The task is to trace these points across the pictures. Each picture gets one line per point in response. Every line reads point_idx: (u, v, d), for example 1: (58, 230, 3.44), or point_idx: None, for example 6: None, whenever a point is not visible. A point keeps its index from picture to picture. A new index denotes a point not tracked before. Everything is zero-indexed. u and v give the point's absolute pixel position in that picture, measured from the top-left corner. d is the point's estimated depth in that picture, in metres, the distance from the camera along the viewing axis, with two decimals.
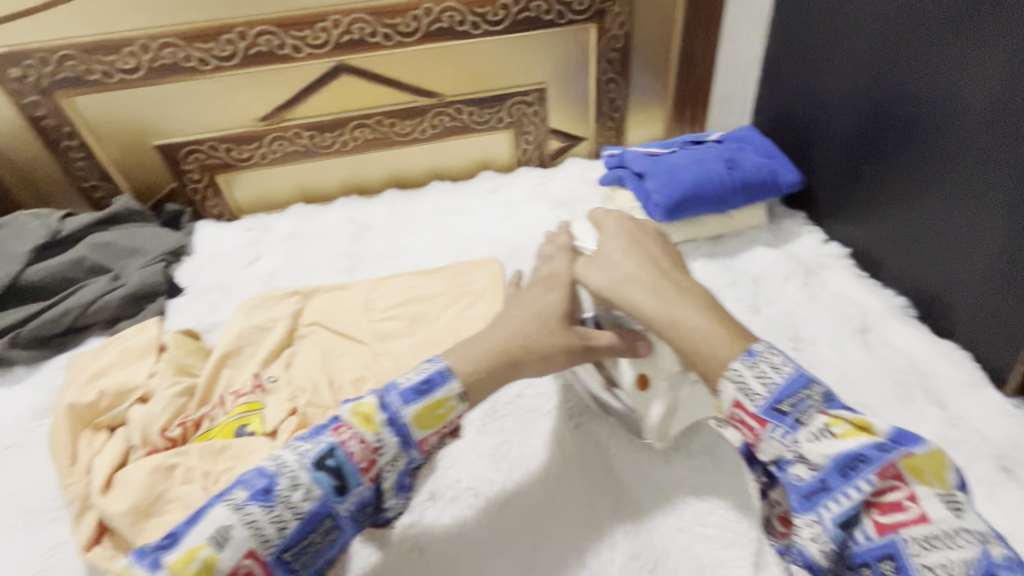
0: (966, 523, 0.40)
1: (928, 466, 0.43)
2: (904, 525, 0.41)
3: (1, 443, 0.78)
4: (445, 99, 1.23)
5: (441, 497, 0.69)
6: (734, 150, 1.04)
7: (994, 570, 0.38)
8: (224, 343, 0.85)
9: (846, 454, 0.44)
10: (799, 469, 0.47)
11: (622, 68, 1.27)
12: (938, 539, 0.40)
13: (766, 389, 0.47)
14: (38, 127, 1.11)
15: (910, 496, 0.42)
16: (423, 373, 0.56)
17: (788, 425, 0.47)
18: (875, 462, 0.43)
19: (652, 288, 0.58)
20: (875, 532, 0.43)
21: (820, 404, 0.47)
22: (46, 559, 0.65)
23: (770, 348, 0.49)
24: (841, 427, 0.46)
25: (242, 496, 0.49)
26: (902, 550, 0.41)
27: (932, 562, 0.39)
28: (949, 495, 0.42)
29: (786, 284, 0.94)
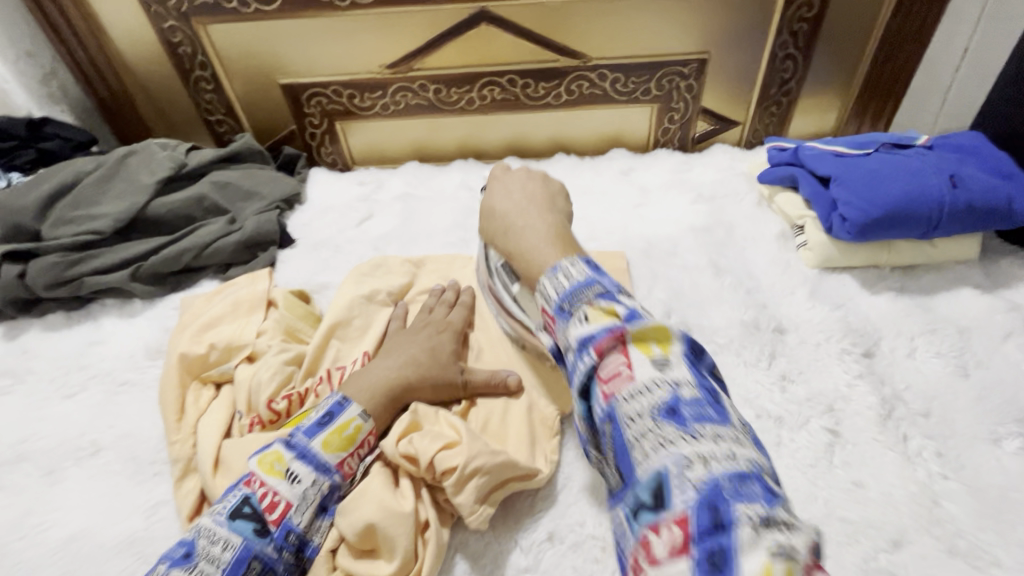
0: (667, 377, 0.40)
1: (652, 337, 0.43)
2: (620, 387, 0.41)
3: (116, 378, 0.77)
4: (589, 61, 1.08)
5: (561, 541, 0.58)
6: (957, 161, 0.83)
7: (677, 406, 0.38)
8: (334, 311, 0.78)
9: (585, 334, 0.43)
10: (567, 358, 0.46)
11: (806, 43, 1.06)
12: (639, 392, 0.40)
13: (556, 292, 0.49)
14: (173, 53, 1.09)
15: (627, 362, 0.41)
16: (323, 408, 0.60)
17: (563, 320, 0.47)
18: (599, 338, 0.43)
19: (505, 234, 0.62)
20: (602, 399, 0.41)
21: (590, 298, 0.46)
22: (149, 516, 0.62)
23: (575, 262, 0.51)
24: (596, 312, 0.45)
25: (161, 570, 0.48)
26: (616, 411, 0.40)
27: (632, 414, 0.39)
28: (662, 358, 0.41)
29: (1006, 344, 0.74)
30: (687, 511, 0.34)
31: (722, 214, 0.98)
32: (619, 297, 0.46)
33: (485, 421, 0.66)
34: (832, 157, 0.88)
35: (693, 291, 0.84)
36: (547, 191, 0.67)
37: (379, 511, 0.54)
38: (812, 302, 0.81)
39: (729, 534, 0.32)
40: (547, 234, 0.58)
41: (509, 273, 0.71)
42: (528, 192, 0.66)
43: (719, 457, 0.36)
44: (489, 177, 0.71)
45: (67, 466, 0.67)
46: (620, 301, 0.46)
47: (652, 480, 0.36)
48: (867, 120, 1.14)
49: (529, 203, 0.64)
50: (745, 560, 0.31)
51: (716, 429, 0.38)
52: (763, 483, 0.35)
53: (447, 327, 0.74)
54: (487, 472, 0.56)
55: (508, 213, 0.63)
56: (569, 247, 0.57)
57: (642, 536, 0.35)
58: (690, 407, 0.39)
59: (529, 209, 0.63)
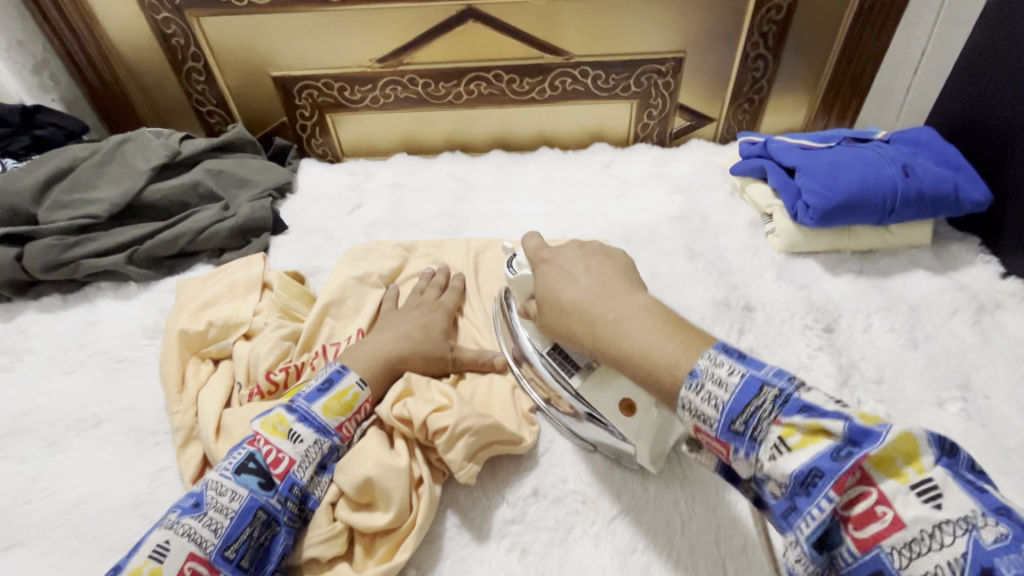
0: (949, 514, 0.35)
1: (896, 456, 0.37)
2: (883, 533, 0.36)
3: (114, 356, 0.79)
4: (572, 58, 1.13)
5: (545, 496, 0.62)
6: (910, 152, 0.89)
7: (986, 560, 0.33)
8: (328, 291, 0.81)
9: (802, 469, 0.38)
10: (772, 490, 0.41)
11: (775, 44, 1.12)
12: (916, 541, 0.35)
13: (715, 410, 0.43)
14: (166, 44, 1.11)
15: (881, 499, 0.37)
16: (322, 375, 0.64)
17: (747, 444, 0.42)
18: (832, 477, 0.37)
19: (591, 330, 0.53)
20: (858, 547, 0.37)
21: (773, 415, 0.41)
22: (151, 482, 0.65)
23: (714, 359, 0.44)
24: (795, 437, 0.40)
25: (174, 517, 0.52)
26: (890, 565, 0.35)
27: (924, 574, 0.34)
28: (923, 484, 0.36)
29: (952, 319, 0.81)
30: None
31: (697, 204, 1.03)
32: (804, 400, 0.40)
33: (474, 390, 0.70)
34: (797, 150, 0.95)
35: (670, 274, 0.89)
36: (610, 265, 0.59)
37: (376, 466, 0.58)
38: (779, 283, 0.87)
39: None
40: (659, 330, 0.49)
41: (562, 363, 0.65)
42: (595, 272, 0.58)
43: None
44: (533, 259, 0.63)
45: (69, 437, 0.70)
46: (809, 406, 0.40)
47: None
48: (833, 118, 1.21)
49: (606, 286, 0.55)
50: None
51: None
52: None
53: (437, 307, 0.78)
54: (476, 433, 0.60)
55: (584, 305, 0.55)
56: (687, 334, 0.48)
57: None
58: (1005, 558, 0.32)
59: (613, 296, 0.54)
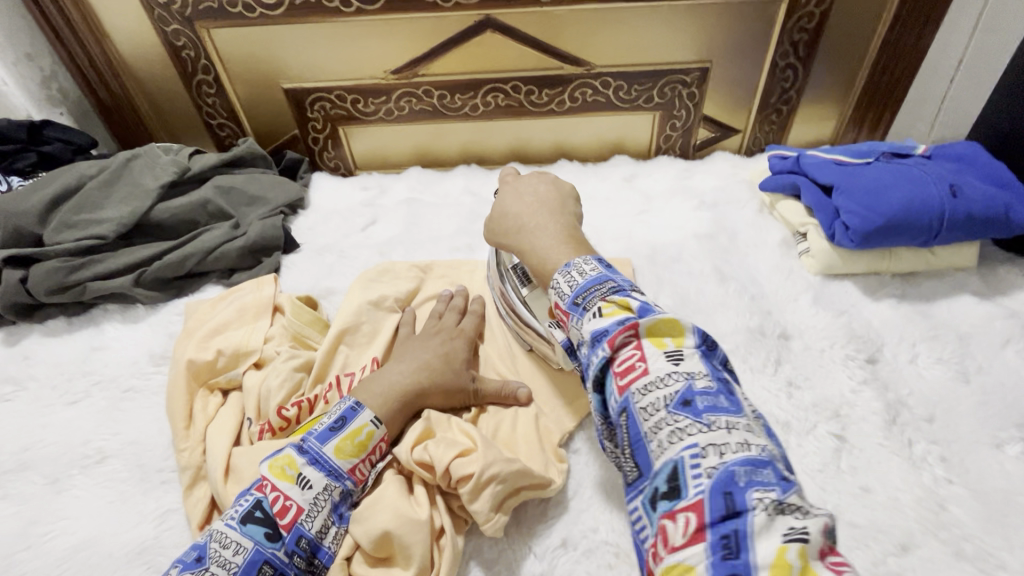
0: (681, 368, 0.41)
1: (665, 329, 0.44)
2: (633, 381, 0.42)
3: (120, 385, 0.76)
4: (593, 69, 1.09)
5: (575, 547, 0.58)
6: (956, 170, 0.85)
7: (692, 398, 0.40)
8: (342, 317, 0.78)
9: (598, 329, 0.46)
10: (582, 351, 0.48)
11: (806, 53, 1.07)
12: (653, 384, 0.41)
13: (570, 288, 0.51)
14: (176, 57, 1.08)
15: (641, 356, 0.43)
16: (336, 413, 0.60)
17: (580, 314, 0.49)
18: (611, 332, 0.44)
19: (518, 234, 0.65)
20: (617, 393, 0.43)
21: (604, 294, 0.48)
22: (156, 526, 0.62)
23: (587, 261, 0.54)
24: (609, 308, 0.46)
25: (173, 573, 0.48)
26: (629, 401, 0.42)
27: (648, 408, 0.41)
28: (675, 350, 0.43)
29: (1004, 350, 0.75)
30: (703, 499, 0.36)
31: (725, 221, 0.99)
32: (631, 292, 0.48)
33: (497, 427, 0.66)
34: (833, 166, 0.90)
35: (698, 298, 0.85)
36: (558, 194, 0.69)
37: (395, 518, 0.54)
38: (815, 308, 0.83)
39: (742, 519, 0.34)
40: (561, 232, 0.62)
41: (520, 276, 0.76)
42: (541, 195, 0.68)
43: (734, 446, 0.37)
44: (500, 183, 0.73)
45: (73, 474, 0.67)
46: (635, 296, 0.48)
47: (670, 468, 0.38)
48: (865, 129, 1.16)
49: (544, 206, 0.66)
50: (758, 542, 0.33)
51: (730, 419, 0.39)
52: (777, 470, 0.37)
53: (458, 334, 0.74)
54: (503, 480, 0.56)
55: (520, 217, 0.66)
56: (579, 244, 0.60)
57: (661, 522, 0.37)
58: (704, 398, 0.40)
59: (544, 214, 0.65)
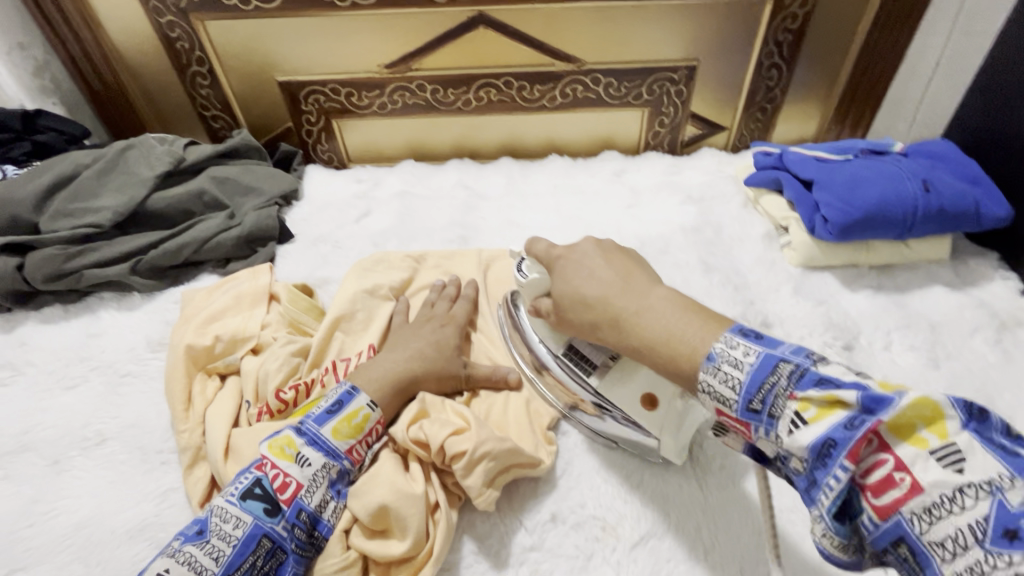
0: (970, 476, 0.37)
1: (914, 420, 0.39)
2: (902, 499, 0.38)
3: (117, 370, 0.77)
4: (583, 66, 1.11)
5: (564, 522, 0.61)
6: (929, 166, 0.88)
7: (1012, 520, 0.35)
8: (338, 305, 0.79)
9: (819, 441, 0.40)
10: (795, 464, 0.43)
11: (790, 53, 1.11)
12: (938, 507, 0.37)
13: (734, 391, 0.45)
14: (171, 48, 1.09)
15: (899, 466, 0.38)
16: (333, 396, 0.62)
17: (766, 422, 0.44)
18: (844, 444, 0.39)
19: (614, 326, 0.55)
20: (879, 514, 0.39)
21: (788, 390, 0.43)
22: (157, 504, 0.63)
23: (731, 342, 0.46)
24: (811, 409, 0.41)
25: (177, 544, 0.51)
26: (910, 531, 0.38)
27: (949, 539, 0.36)
28: (946, 449, 0.38)
29: (973, 337, 0.79)
30: None
31: (711, 215, 1.02)
32: (819, 373, 0.42)
33: (489, 410, 0.69)
34: (814, 162, 0.93)
35: (684, 288, 0.88)
36: (629, 260, 0.60)
37: (392, 492, 0.56)
38: (796, 298, 0.86)
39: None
40: (681, 315, 0.51)
41: (581, 363, 0.64)
42: (615, 268, 0.59)
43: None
44: (549, 255, 0.64)
45: (73, 455, 0.68)
46: (825, 379, 0.42)
47: None
48: (846, 127, 1.20)
49: (625, 277, 0.57)
50: None
51: None
52: None
53: (450, 321, 0.76)
54: (495, 458, 0.59)
55: (608, 299, 0.56)
56: (708, 314, 0.50)
57: None
58: None
59: (632, 287, 0.56)
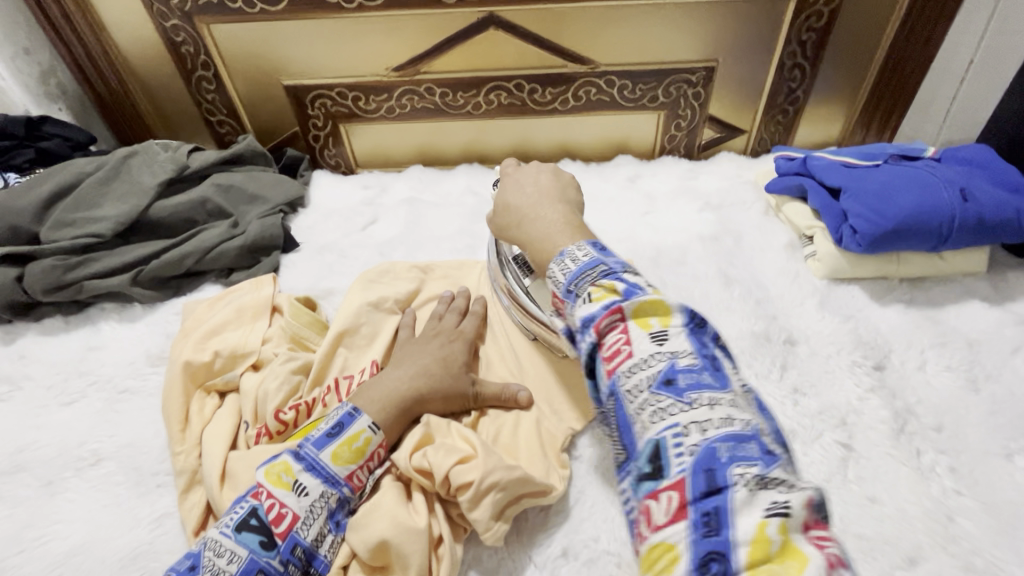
0: (665, 349, 0.42)
1: (651, 311, 0.44)
2: (621, 363, 0.43)
3: (116, 386, 0.75)
4: (597, 68, 1.07)
5: (575, 557, 0.57)
6: (967, 174, 0.83)
7: (674, 377, 0.41)
8: (341, 318, 0.77)
9: (588, 315, 0.45)
10: (572, 337, 0.48)
11: (815, 53, 1.06)
12: (638, 367, 0.42)
13: (563, 275, 0.49)
14: (176, 52, 1.07)
15: (626, 337, 0.43)
16: (334, 418, 0.59)
17: (569, 301, 0.48)
18: (599, 317, 0.44)
19: (518, 228, 0.61)
20: (606, 377, 0.43)
21: (595, 280, 0.47)
22: (151, 530, 0.61)
23: (581, 247, 0.52)
24: (598, 293, 0.46)
25: None
26: (619, 389, 0.42)
27: (634, 389, 0.41)
28: (661, 332, 0.43)
29: (1015, 358, 0.74)
30: (685, 477, 0.37)
31: (729, 223, 0.97)
32: (621, 274, 0.47)
33: (497, 432, 0.65)
34: (841, 168, 0.88)
35: (702, 301, 0.84)
36: (559, 185, 0.65)
37: (393, 526, 0.53)
38: (822, 313, 0.82)
39: (724, 496, 0.35)
40: (566, 224, 0.57)
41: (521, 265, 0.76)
42: (542, 187, 0.64)
43: (715, 422, 0.39)
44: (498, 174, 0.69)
45: (66, 477, 0.66)
46: (622, 278, 0.47)
47: (651, 447, 0.39)
48: (873, 131, 1.14)
49: (546, 195, 0.62)
50: (737, 519, 0.35)
51: (712, 395, 0.40)
52: (759, 444, 0.38)
53: (459, 336, 0.73)
54: (503, 488, 0.55)
55: (522, 208, 0.62)
56: (585, 234, 0.56)
57: (645, 497, 0.39)
58: (687, 377, 0.41)
59: (545, 202, 0.61)
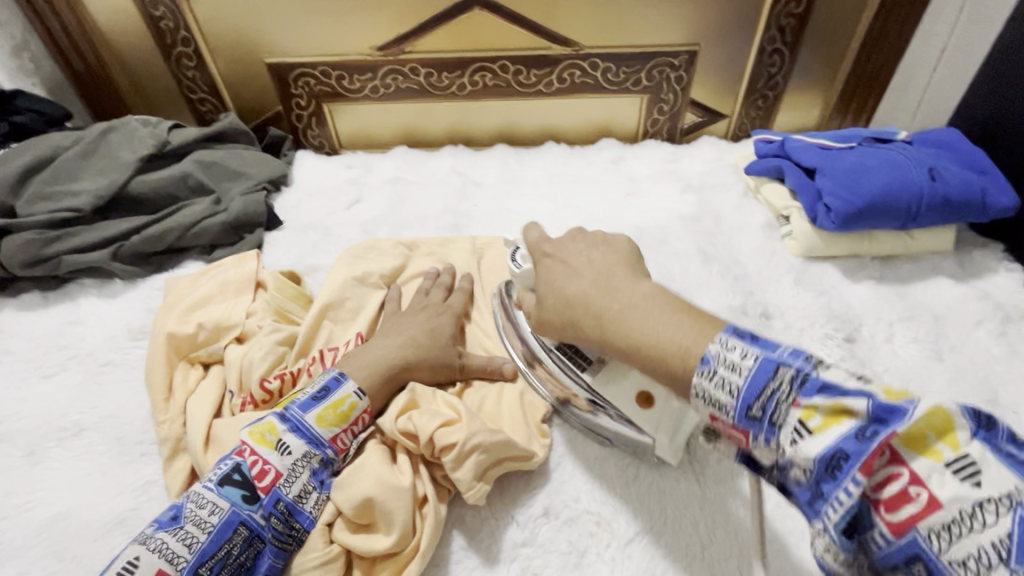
0: (986, 491, 0.32)
1: (926, 431, 0.34)
2: (918, 516, 0.33)
3: (97, 359, 0.75)
4: (580, 50, 1.08)
5: (556, 516, 0.59)
6: (934, 155, 0.86)
7: None
8: (326, 292, 0.77)
9: (829, 454, 0.35)
10: (796, 477, 0.38)
11: (793, 39, 1.08)
12: (957, 524, 0.32)
13: (731, 396, 0.40)
14: (155, 27, 1.05)
15: (916, 482, 0.34)
16: (319, 383, 0.60)
17: (767, 430, 0.39)
18: (859, 459, 0.34)
19: (598, 324, 0.50)
20: (891, 532, 0.34)
21: (793, 396, 0.38)
22: (136, 497, 0.61)
23: (725, 343, 0.41)
24: (819, 418, 0.37)
25: (149, 530, 0.49)
26: (927, 549, 0.33)
27: (960, 555, 0.32)
28: (960, 462, 0.33)
29: (977, 330, 0.78)
30: None
31: (710, 204, 1.00)
32: (824, 379, 0.37)
33: (482, 401, 0.67)
34: (817, 150, 0.91)
35: (683, 278, 0.86)
36: (614, 256, 0.55)
37: (377, 485, 0.54)
38: (797, 289, 0.84)
39: None
40: (670, 315, 0.46)
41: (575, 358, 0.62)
42: (599, 266, 0.54)
43: None
44: (534, 257, 0.60)
45: (48, 447, 0.65)
46: (832, 386, 0.37)
47: None
48: (848, 117, 1.17)
49: (610, 276, 0.52)
50: None
51: None
52: None
53: (444, 310, 0.74)
54: (486, 450, 0.57)
55: (589, 297, 0.51)
56: (699, 316, 0.45)
57: None
58: None
59: (616, 285, 0.51)
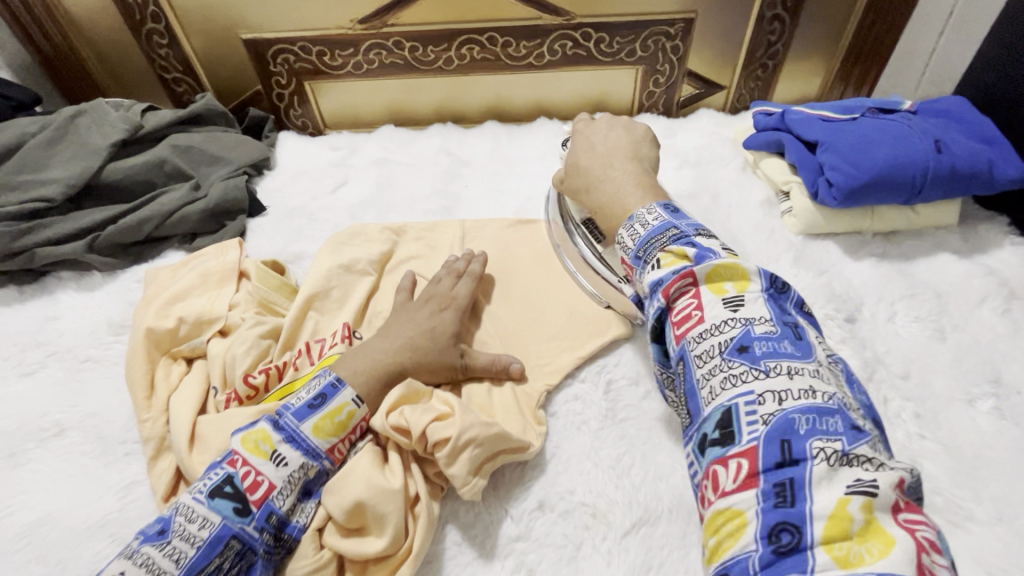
0: (740, 314, 0.49)
1: (725, 276, 0.51)
2: (692, 326, 0.50)
3: (76, 355, 0.73)
4: (572, 20, 1.03)
5: (551, 509, 0.58)
6: (940, 126, 0.83)
7: (749, 344, 0.47)
8: (311, 282, 0.75)
9: (657, 279, 0.55)
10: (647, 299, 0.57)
11: (795, 4, 1.03)
12: (709, 331, 0.49)
13: (633, 241, 0.60)
14: (122, 3, 1.00)
15: (697, 301, 0.51)
16: (315, 389, 0.58)
17: (641, 266, 0.58)
18: (668, 282, 0.53)
19: (588, 188, 0.72)
20: (675, 340, 0.51)
21: (665, 245, 0.57)
22: (121, 498, 0.59)
23: (649, 211, 0.61)
24: (667, 258, 0.55)
25: (135, 542, 0.48)
26: (688, 349, 0.50)
27: (705, 354, 0.48)
28: (735, 297, 0.50)
29: (981, 307, 0.76)
30: (757, 445, 0.42)
31: (707, 180, 0.96)
32: (691, 239, 0.56)
33: (471, 394, 0.65)
34: (819, 122, 0.88)
35: None
36: (625, 138, 0.75)
37: (368, 489, 0.53)
38: (796, 268, 0.82)
39: (799, 468, 0.39)
40: (634, 179, 0.68)
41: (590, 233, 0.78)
42: (609, 143, 0.74)
43: (792, 392, 0.43)
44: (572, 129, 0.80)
45: (29, 448, 0.64)
46: (693, 243, 0.55)
47: (721, 412, 0.45)
48: (852, 86, 1.13)
49: (611, 149, 0.73)
50: (815, 493, 0.38)
51: (789, 363, 0.45)
52: (837, 415, 0.42)
53: (451, 304, 0.70)
54: (481, 443, 0.55)
55: (590, 168, 0.72)
56: (654, 190, 0.67)
57: (713, 465, 0.44)
58: (762, 344, 0.46)
59: (613, 159, 0.72)
